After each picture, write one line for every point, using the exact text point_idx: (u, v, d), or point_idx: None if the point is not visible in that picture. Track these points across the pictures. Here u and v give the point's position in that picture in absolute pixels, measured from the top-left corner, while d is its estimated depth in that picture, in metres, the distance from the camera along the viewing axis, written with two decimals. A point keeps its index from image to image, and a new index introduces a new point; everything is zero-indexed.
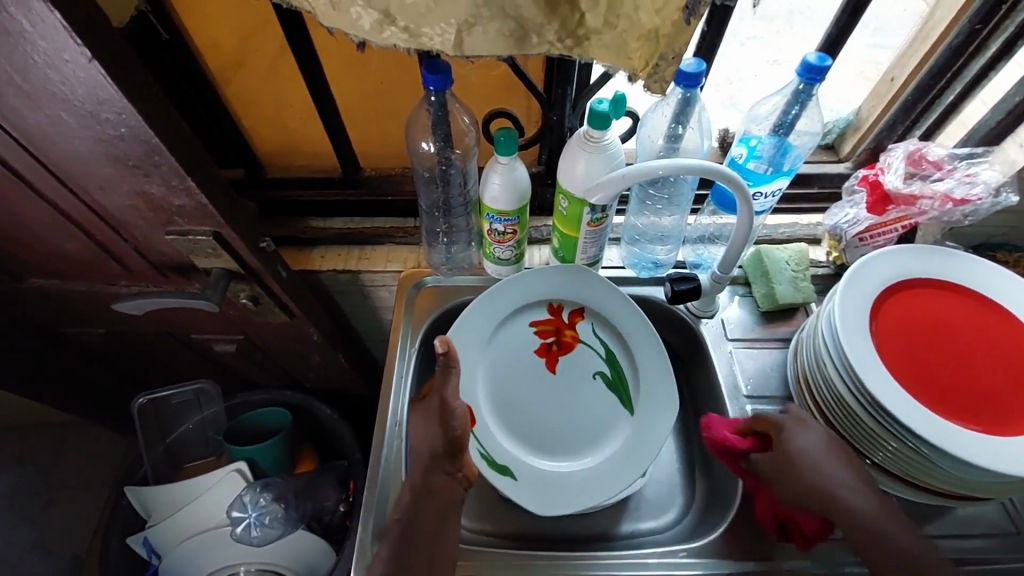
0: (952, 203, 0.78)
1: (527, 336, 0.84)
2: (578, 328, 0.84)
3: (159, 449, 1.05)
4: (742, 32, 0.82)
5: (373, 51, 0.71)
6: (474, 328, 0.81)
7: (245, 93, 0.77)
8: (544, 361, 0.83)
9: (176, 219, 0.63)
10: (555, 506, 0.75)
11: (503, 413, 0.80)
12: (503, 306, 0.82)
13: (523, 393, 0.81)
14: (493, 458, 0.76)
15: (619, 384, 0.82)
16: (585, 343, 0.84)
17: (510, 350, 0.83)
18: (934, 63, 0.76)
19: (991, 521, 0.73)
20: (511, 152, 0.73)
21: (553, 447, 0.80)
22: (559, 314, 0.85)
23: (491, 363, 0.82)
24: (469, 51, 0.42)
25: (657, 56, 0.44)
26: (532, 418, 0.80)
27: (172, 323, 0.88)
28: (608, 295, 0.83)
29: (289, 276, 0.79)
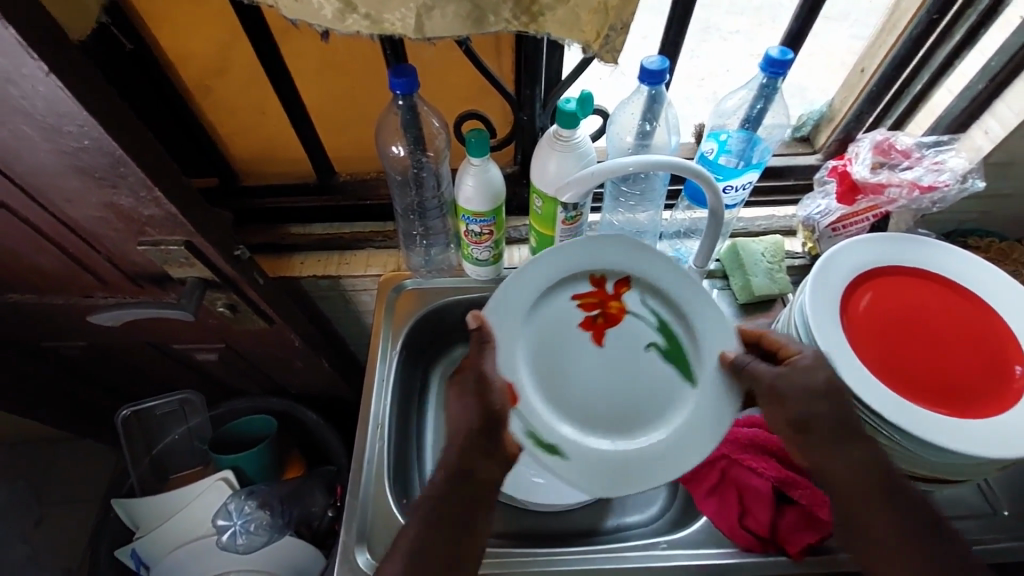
0: (919, 190, 0.79)
1: (567, 309, 0.72)
2: (625, 299, 0.72)
3: (146, 460, 1.05)
4: (724, 28, 0.83)
5: (344, 57, 0.72)
6: (508, 305, 0.68)
7: (216, 102, 0.77)
8: (590, 336, 0.72)
9: (148, 230, 0.63)
10: (612, 487, 0.67)
11: (544, 392, 0.70)
12: (539, 280, 0.69)
13: (567, 371, 0.71)
14: (536, 440, 0.68)
15: (680, 355, 0.70)
16: (633, 316, 0.72)
17: (549, 327, 0.71)
18: (897, 53, 0.77)
19: (967, 502, 0.74)
20: (483, 153, 0.73)
21: (603, 429, 0.70)
22: (603, 284, 0.72)
23: (527, 343, 0.70)
24: (430, 33, 0.47)
25: (609, 27, 0.48)
26: (577, 396, 0.71)
27: (152, 333, 0.88)
28: (656, 259, 0.70)
29: (266, 283, 0.79)
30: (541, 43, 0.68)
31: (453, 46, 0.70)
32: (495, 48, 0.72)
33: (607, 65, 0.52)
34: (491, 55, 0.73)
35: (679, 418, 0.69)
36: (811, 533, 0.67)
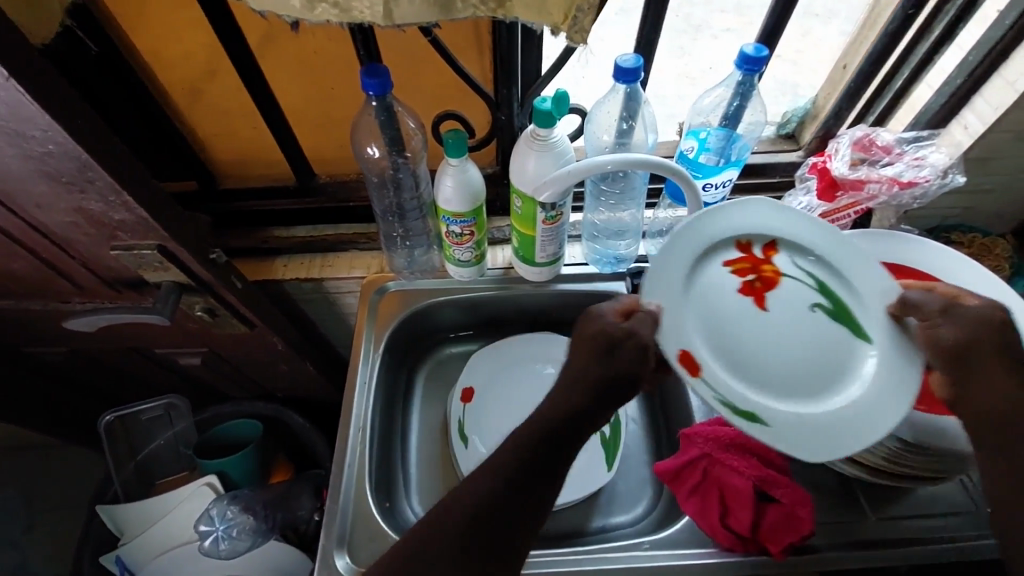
0: (899, 186, 0.77)
1: (721, 279, 0.65)
2: (779, 262, 0.65)
3: (131, 466, 1.04)
4: (715, 25, 0.84)
5: (319, 58, 0.72)
6: (666, 276, 0.63)
7: (194, 104, 0.77)
8: (750, 302, 0.64)
9: (120, 234, 0.63)
10: (821, 454, 0.59)
11: (753, 361, 0.63)
12: (689, 250, 0.64)
13: (738, 338, 0.63)
14: (730, 407, 0.60)
15: (844, 314, 0.62)
16: (790, 278, 0.64)
17: (706, 298, 0.64)
18: (874, 48, 0.77)
19: (952, 500, 0.74)
20: (460, 153, 0.73)
21: (793, 395, 0.61)
22: (751, 250, 0.65)
23: (705, 314, 0.64)
24: (399, 20, 0.50)
25: (574, 9, 0.51)
26: (747, 362, 0.63)
27: (133, 338, 0.88)
28: (792, 215, 0.64)
29: (244, 286, 0.78)
30: (516, 44, 0.68)
31: (428, 47, 0.69)
32: (470, 49, 0.72)
33: (576, 44, 0.54)
34: (467, 56, 0.72)
35: (859, 374, 0.60)
36: (791, 533, 0.67)
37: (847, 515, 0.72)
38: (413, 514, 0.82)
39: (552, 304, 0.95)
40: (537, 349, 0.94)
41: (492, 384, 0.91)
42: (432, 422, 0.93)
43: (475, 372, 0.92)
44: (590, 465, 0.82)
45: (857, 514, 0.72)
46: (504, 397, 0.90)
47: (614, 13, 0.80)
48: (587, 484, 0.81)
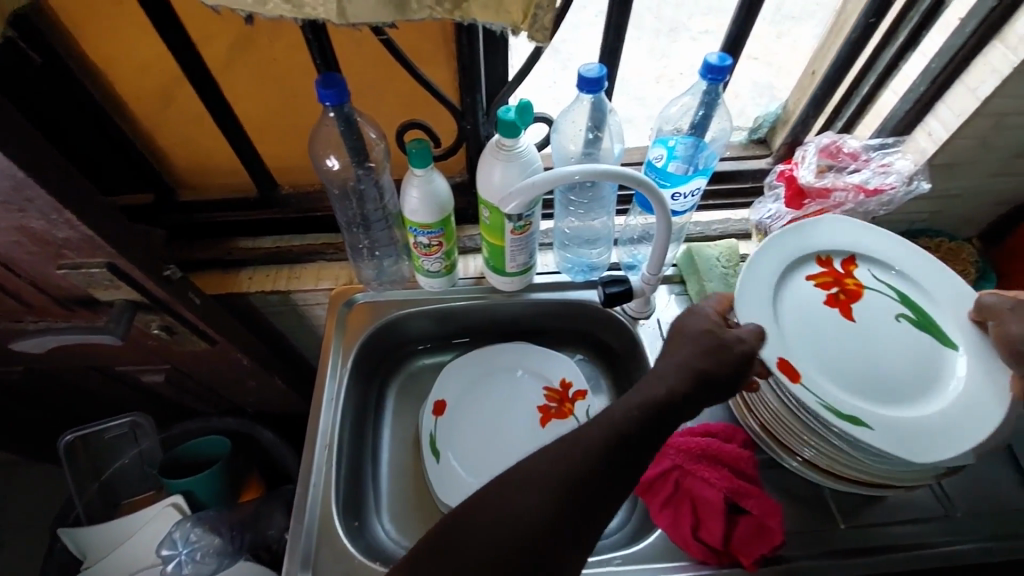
0: (865, 194, 0.79)
1: (809, 290, 0.72)
2: (858, 276, 0.73)
3: (93, 487, 1.01)
4: (692, 28, 0.83)
5: (277, 66, 0.70)
6: (760, 284, 0.70)
7: (149, 113, 0.74)
8: (838, 311, 0.70)
9: (66, 253, 0.60)
10: (932, 450, 0.61)
11: (851, 366, 0.66)
12: (775, 265, 0.72)
13: (834, 344, 0.68)
14: (833, 406, 0.63)
15: (929, 323, 0.69)
16: (872, 290, 0.72)
17: (797, 308, 0.70)
18: (839, 56, 0.77)
19: (919, 506, 0.74)
20: (425, 164, 0.71)
21: (892, 394, 0.65)
22: (832, 266, 0.74)
23: (798, 322, 0.69)
24: (353, 18, 0.49)
25: (534, 7, 0.50)
26: (846, 364, 0.67)
27: (90, 356, 0.84)
28: (871, 235, 0.75)
29: (204, 302, 0.76)
30: (478, 53, 0.67)
31: (388, 56, 0.68)
32: (434, 58, 0.71)
33: (539, 44, 0.53)
34: (430, 64, 0.71)
35: (951, 376, 0.65)
36: (762, 544, 0.66)
37: (817, 523, 0.72)
38: (384, 533, 0.81)
39: (524, 313, 0.94)
40: (509, 359, 0.93)
41: (464, 396, 0.90)
42: (403, 437, 0.91)
43: (447, 385, 0.90)
44: None
45: (827, 522, 0.72)
46: (476, 410, 0.88)
47: (591, 15, 0.76)
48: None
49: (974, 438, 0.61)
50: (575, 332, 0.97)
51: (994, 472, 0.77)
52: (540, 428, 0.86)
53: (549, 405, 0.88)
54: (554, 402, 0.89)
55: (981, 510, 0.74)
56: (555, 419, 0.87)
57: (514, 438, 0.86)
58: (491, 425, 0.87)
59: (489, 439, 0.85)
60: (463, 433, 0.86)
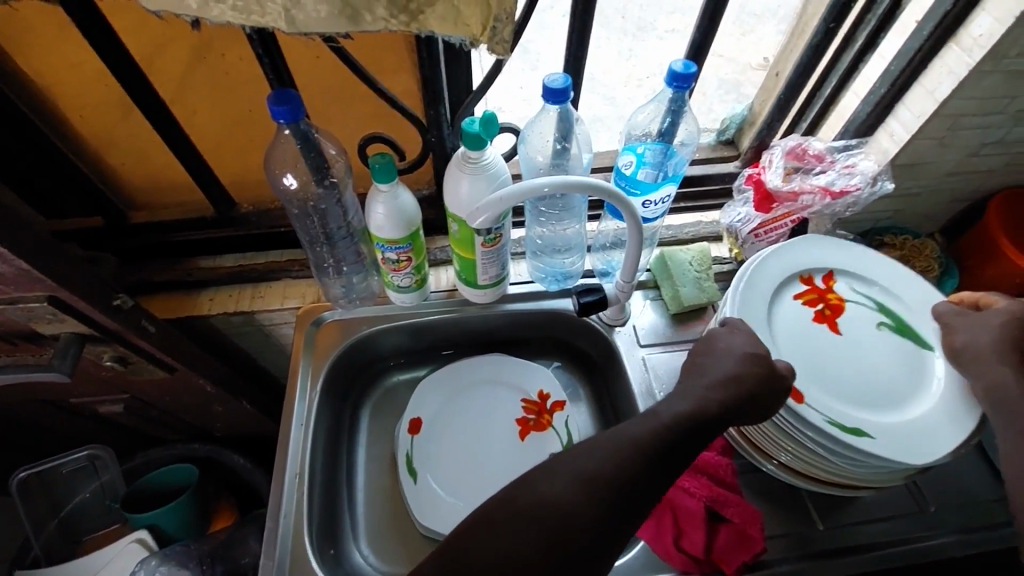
0: (831, 196, 0.79)
1: (797, 309, 0.72)
2: (838, 290, 0.75)
3: (52, 525, 0.96)
4: (658, 27, 0.82)
5: (228, 81, 0.67)
6: (750, 307, 0.70)
7: (95, 131, 0.70)
8: (826, 327, 0.71)
9: (0, 288, 0.56)
10: (936, 449, 0.63)
11: (842, 382, 0.67)
12: (762, 289, 0.72)
13: (827, 360, 0.69)
14: (838, 419, 0.64)
15: (907, 328, 0.72)
16: (853, 303, 0.74)
17: (788, 328, 0.70)
18: (801, 59, 0.78)
19: (892, 503, 0.75)
20: (390, 178, 0.69)
21: (886, 400, 0.66)
22: (814, 282, 0.75)
23: (790, 342, 0.69)
24: (304, 27, 0.46)
25: (493, 19, 0.48)
26: (840, 378, 0.67)
27: (38, 390, 0.79)
28: (848, 251, 0.77)
29: (160, 330, 0.72)
30: (439, 65, 0.65)
31: (345, 69, 0.65)
32: (395, 70, 0.68)
33: (501, 56, 0.51)
34: (390, 76, 0.69)
35: (933, 375, 0.68)
36: (744, 551, 0.66)
37: (799, 526, 0.72)
38: (363, 559, 0.78)
39: (498, 325, 0.93)
40: (483, 372, 0.91)
41: (436, 415, 0.87)
42: (378, 458, 0.88)
43: (419, 405, 0.88)
44: None
45: (807, 525, 0.72)
46: (451, 429, 0.86)
47: (557, 15, 0.76)
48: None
49: (965, 431, 0.63)
50: (551, 341, 0.96)
51: (962, 465, 0.79)
52: (519, 441, 0.85)
53: (527, 417, 0.87)
54: (533, 414, 0.87)
55: (952, 503, 0.75)
56: (534, 432, 0.86)
57: (491, 455, 0.84)
58: (469, 446, 0.85)
59: (465, 459, 0.84)
60: (440, 456, 0.84)
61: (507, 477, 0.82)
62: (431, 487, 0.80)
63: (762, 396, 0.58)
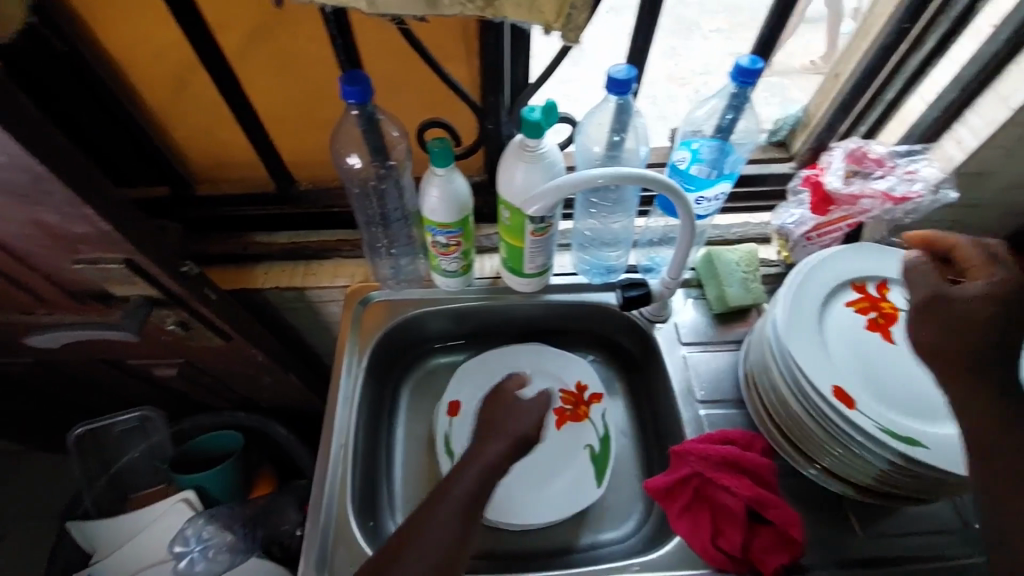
0: (892, 201, 0.78)
1: (848, 316, 0.71)
2: (893, 299, 0.72)
3: (102, 481, 1.01)
4: (704, 26, 0.84)
5: (299, 60, 0.69)
6: (800, 311, 0.69)
7: (168, 106, 0.73)
8: (880, 336, 0.70)
9: (82, 248, 0.59)
10: None
11: (895, 391, 0.66)
12: (813, 294, 0.71)
13: (879, 369, 0.67)
14: (890, 428, 0.62)
15: None
16: (908, 312, 0.72)
17: (839, 335, 0.69)
18: (867, 62, 0.76)
19: (937, 518, 0.73)
20: (447, 163, 0.70)
21: (942, 412, 0.64)
22: (867, 290, 0.73)
23: (841, 349, 0.68)
24: (383, 8, 0.48)
25: (568, 7, 0.48)
26: (893, 388, 0.66)
27: (101, 350, 0.83)
28: (905, 259, 0.75)
29: (221, 298, 0.75)
30: (504, 50, 0.66)
31: (411, 51, 0.67)
32: (458, 55, 0.69)
33: (572, 43, 0.52)
34: (452, 61, 0.70)
35: None
36: (783, 553, 0.66)
37: (840, 534, 0.71)
38: None
39: (539, 314, 0.94)
40: (523, 360, 0.92)
41: (476, 400, 0.88)
42: (417, 437, 0.90)
43: (460, 388, 0.89)
44: (578, 483, 0.82)
45: (848, 534, 0.71)
46: None
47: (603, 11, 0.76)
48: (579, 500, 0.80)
49: None
50: (591, 333, 0.97)
51: None
52: (556, 430, 0.86)
53: (565, 407, 0.88)
54: (570, 404, 0.88)
55: None
56: (570, 422, 0.87)
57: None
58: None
59: None
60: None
61: (542, 465, 0.83)
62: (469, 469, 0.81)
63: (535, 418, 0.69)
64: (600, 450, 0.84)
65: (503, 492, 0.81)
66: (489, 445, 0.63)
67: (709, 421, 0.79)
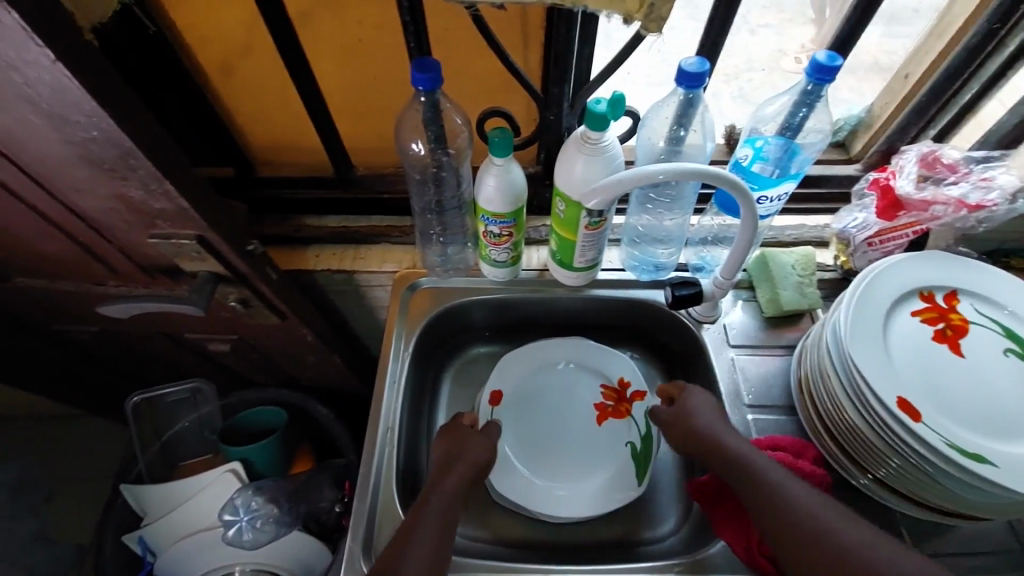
0: (966, 209, 0.75)
1: (914, 326, 0.69)
2: (962, 311, 0.70)
3: (155, 448, 1.04)
4: (752, 20, 0.80)
5: (367, 45, 0.69)
6: (865, 318, 0.68)
7: (235, 88, 0.74)
8: (947, 348, 0.68)
9: (159, 223, 0.61)
10: None
11: (962, 406, 0.64)
12: (879, 302, 0.69)
13: (946, 382, 0.65)
14: (957, 442, 0.61)
15: None
16: (977, 325, 0.69)
17: (904, 344, 0.68)
18: (948, 65, 0.72)
19: (996, 539, 0.70)
20: (506, 153, 0.70)
21: (1013, 431, 0.62)
22: (935, 300, 0.71)
23: (906, 359, 0.66)
24: None
25: None
26: (959, 402, 0.64)
27: (163, 322, 0.87)
28: (976, 270, 0.72)
29: (278, 278, 0.77)
30: (574, 40, 0.66)
31: (480, 38, 0.68)
32: (524, 44, 0.70)
33: (651, 34, 0.52)
34: (516, 48, 0.70)
35: None
36: None
37: None
38: None
39: (583, 308, 0.93)
40: (566, 354, 0.91)
41: (518, 390, 0.89)
42: None
43: (504, 376, 0.89)
44: (618, 480, 0.81)
45: None
46: (532, 405, 0.88)
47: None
48: (620, 496, 0.78)
49: None
50: (635, 329, 0.95)
51: None
52: (596, 425, 0.86)
53: (606, 403, 0.88)
54: (612, 400, 0.88)
55: None
56: (611, 419, 0.86)
57: (569, 434, 0.85)
58: (547, 424, 0.86)
59: (544, 435, 0.85)
60: (519, 428, 0.85)
61: (582, 458, 0.83)
62: (507, 456, 0.82)
63: (473, 455, 0.69)
64: (641, 448, 0.82)
65: (542, 482, 0.81)
66: (446, 481, 0.65)
67: (757, 426, 0.78)
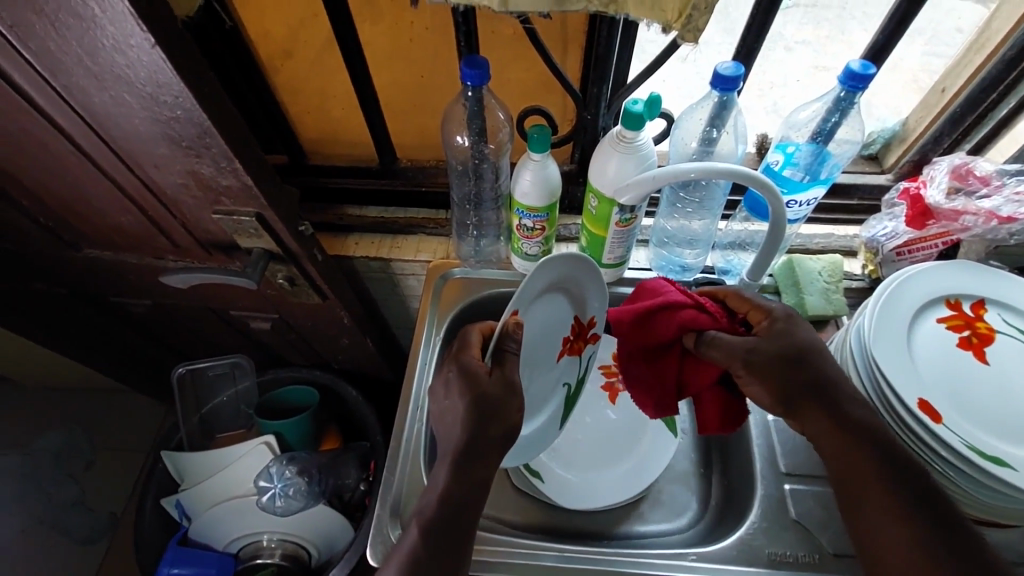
0: (997, 220, 0.77)
1: (938, 334, 0.70)
2: (989, 320, 0.71)
3: (195, 418, 1.11)
4: (789, 36, 0.80)
5: (419, 43, 0.74)
6: (888, 324, 0.69)
7: (294, 82, 0.80)
8: (971, 355, 0.68)
9: (223, 199, 0.66)
10: None
11: (986, 413, 0.64)
12: (902, 309, 0.70)
13: (969, 389, 0.66)
14: (979, 447, 0.62)
15: None
16: (1005, 334, 0.70)
17: (927, 351, 0.68)
18: (986, 75, 0.73)
19: None
20: (543, 149, 0.73)
21: None
22: (961, 308, 0.72)
23: (929, 365, 0.67)
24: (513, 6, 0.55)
25: (690, 7, 0.53)
26: (980, 409, 0.65)
27: (215, 297, 0.92)
28: (1005, 281, 0.73)
29: (324, 259, 0.82)
30: (614, 46, 0.69)
31: (527, 41, 0.72)
32: (565, 42, 0.73)
33: (688, 42, 0.57)
34: (558, 50, 0.74)
35: None
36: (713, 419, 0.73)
37: None
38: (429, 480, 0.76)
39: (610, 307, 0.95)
40: (567, 268, 0.71)
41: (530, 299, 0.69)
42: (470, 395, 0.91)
43: (529, 288, 0.66)
44: (631, 474, 0.83)
45: None
46: (532, 339, 0.72)
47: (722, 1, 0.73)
48: (643, 475, 0.82)
49: None
50: None
51: None
52: (555, 360, 0.79)
53: (569, 337, 0.79)
54: (575, 335, 0.79)
55: None
56: (567, 355, 0.80)
57: (541, 381, 0.77)
58: (532, 361, 0.74)
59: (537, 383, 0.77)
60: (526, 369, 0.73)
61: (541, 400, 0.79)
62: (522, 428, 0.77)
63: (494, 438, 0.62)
64: (574, 390, 0.83)
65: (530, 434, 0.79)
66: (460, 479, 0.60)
67: (777, 428, 0.79)
